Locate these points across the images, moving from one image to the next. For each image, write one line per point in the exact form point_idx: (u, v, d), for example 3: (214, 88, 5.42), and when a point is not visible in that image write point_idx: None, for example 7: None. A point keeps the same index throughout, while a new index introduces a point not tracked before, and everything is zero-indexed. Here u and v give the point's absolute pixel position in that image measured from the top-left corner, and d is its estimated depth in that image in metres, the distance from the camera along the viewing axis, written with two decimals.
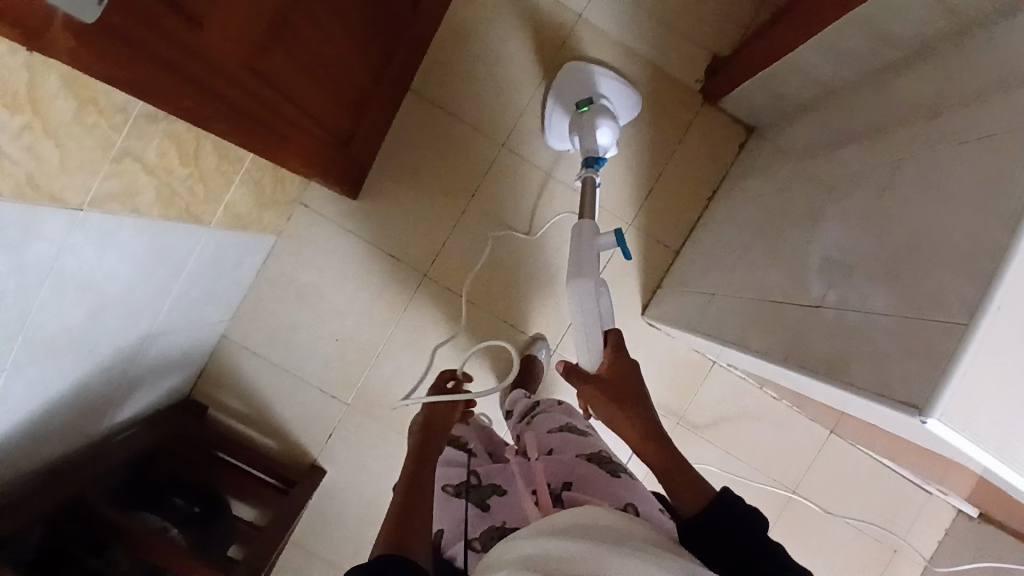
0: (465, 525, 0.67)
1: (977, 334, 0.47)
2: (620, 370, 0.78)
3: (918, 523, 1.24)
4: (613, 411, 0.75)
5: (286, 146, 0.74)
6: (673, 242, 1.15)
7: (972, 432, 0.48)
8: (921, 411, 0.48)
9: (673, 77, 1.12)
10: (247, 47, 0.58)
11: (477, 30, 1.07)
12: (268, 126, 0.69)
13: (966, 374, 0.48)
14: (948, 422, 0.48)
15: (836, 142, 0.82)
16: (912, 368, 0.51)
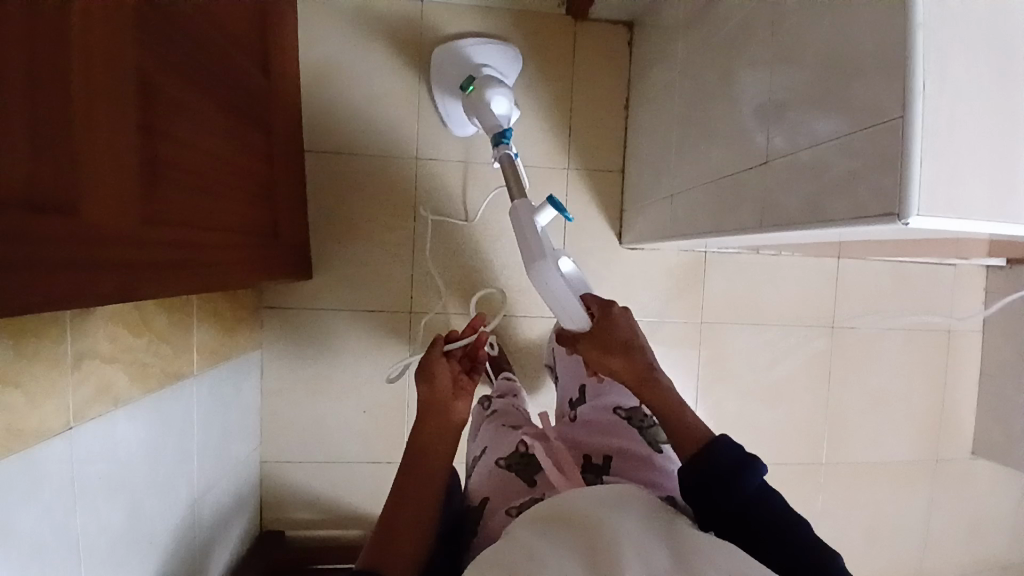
0: (510, 496, 0.69)
1: (917, 118, 0.47)
2: (616, 322, 0.78)
3: (951, 297, 1.28)
4: (611, 360, 0.77)
5: (221, 269, 0.73)
6: (614, 164, 1.14)
7: (955, 208, 0.49)
8: (899, 214, 0.48)
9: (539, 16, 1.10)
10: (133, 203, 0.56)
11: (340, 66, 1.05)
12: (196, 260, 0.67)
13: (924, 160, 0.48)
14: (928, 212, 0.48)
15: (713, 3, 0.81)
16: (876, 180, 0.51)
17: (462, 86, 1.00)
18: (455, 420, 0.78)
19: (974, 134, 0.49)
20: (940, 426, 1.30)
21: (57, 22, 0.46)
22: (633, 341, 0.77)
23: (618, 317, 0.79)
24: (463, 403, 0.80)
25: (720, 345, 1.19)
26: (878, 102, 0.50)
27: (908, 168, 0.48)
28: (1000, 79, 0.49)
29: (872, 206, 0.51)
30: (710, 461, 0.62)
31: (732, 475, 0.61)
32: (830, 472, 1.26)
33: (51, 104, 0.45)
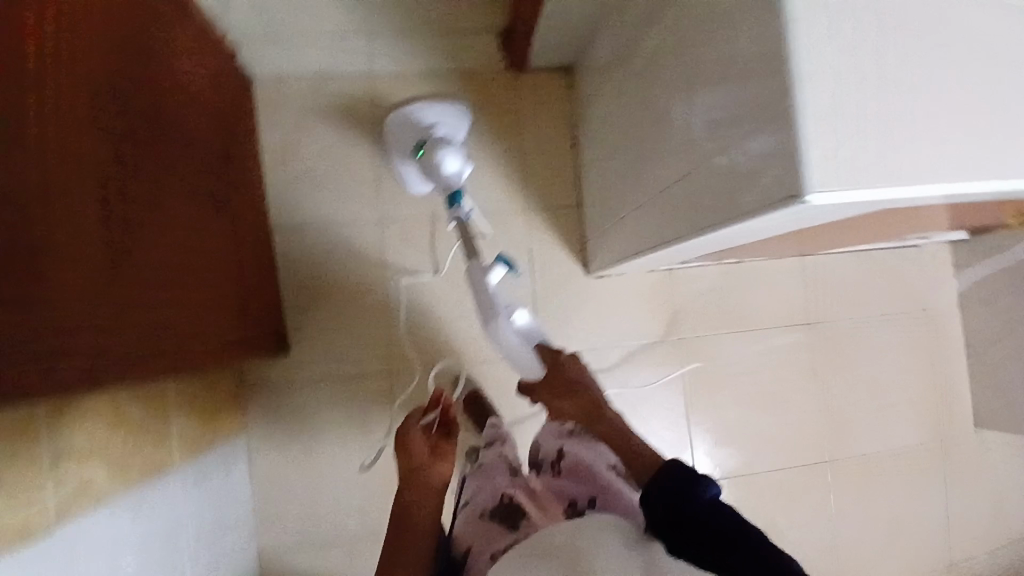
0: (493, 542, 0.68)
1: (803, 103, 0.50)
2: (565, 366, 0.85)
3: (921, 278, 1.31)
4: (563, 400, 0.83)
5: (179, 351, 0.73)
6: (572, 199, 1.19)
7: (853, 181, 0.51)
8: (798, 195, 0.51)
9: (478, 72, 1.16)
10: (97, 288, 0.57)
11: (296, 145, 1.10)
12: (155, 342, 0.67)
13: (815, 140, 0.50)
14: (826, 189, 0.50)
15: (634, 36, 0.86)
16: (774, 168, 0.53)
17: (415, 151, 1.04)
18: (436, 484, 0.76)
19: (858, 113, 0.51)
20: (938, 405, 1.30)
21: (27, 131, 0.49)
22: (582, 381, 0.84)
23: (568, 362, 0.86)
24: (443, 467, 0.78)
25: (703, 358, 1.21)
26: (767, 100, 0.54)
27: (802, 149, 0.50)
28: (883, 53, 0.51)
29: (773, 193, 0.54)
30: (661, 482, 0.62)
31: (685, 490, 0.61)
32: (837, 469, 1.25)
33: (25, 207, 0.48)
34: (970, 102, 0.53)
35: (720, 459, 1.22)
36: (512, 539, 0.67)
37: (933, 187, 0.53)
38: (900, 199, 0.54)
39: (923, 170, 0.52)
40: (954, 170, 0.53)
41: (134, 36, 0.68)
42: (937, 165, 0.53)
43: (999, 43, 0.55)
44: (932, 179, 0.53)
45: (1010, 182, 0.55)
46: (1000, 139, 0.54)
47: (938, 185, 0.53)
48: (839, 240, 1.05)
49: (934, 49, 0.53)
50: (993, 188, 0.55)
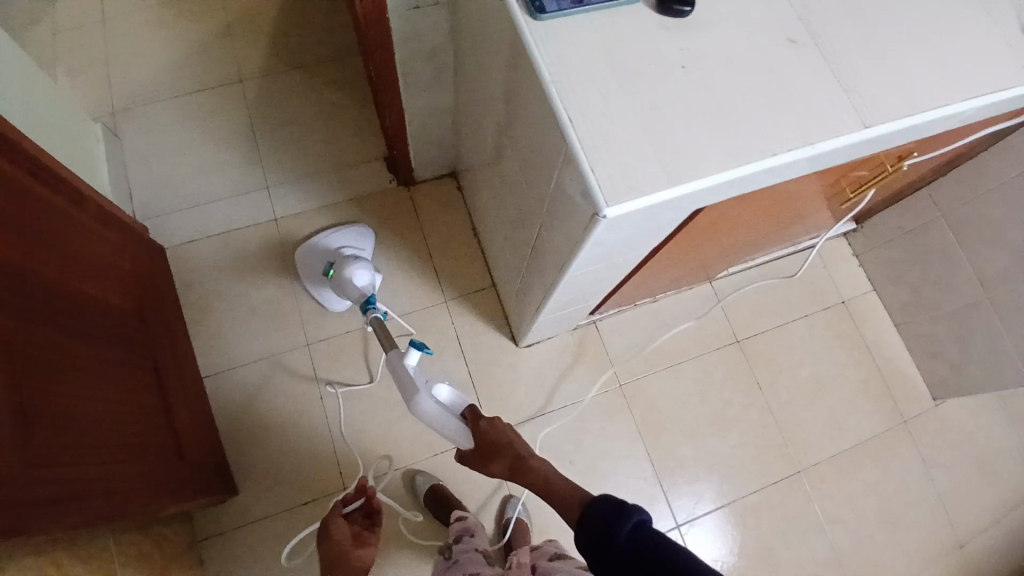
0: None
1: (575, 140, 0.59)
2: (490, 427, 0.82)
3: (830, 273, 1.38)
4: (493, 463, 0.82)
5: (105, 504, 0.76)
6: (484, 281, 1.26)
7: (637, 189, 0.58)
8: (597, 211, 0.58)
9: (373, 194, 1.28)
10: (12, 451, 0.62)
11: (217, 297, 1.18)
12: (71, 499, 0.70)
13: (594, 166, 0.58)
14: (616, 202, 0.57)
15: (481, 128, 0.99)
16: (579, 194, 0.62)
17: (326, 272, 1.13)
18: (356, 563, 0.85)
19: (623, 136, 0.60)
20: (888, 388, 1.33)
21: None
22: (508, 440, 0.81)
23: (489, 427, 0.82)
24: (363, 550, 0.87)
25: (648, 399, 1.24)
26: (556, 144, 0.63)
27: (585, 175, 0.58)
28: (630, 86, 0.62)
29: (586, 216, 0.61)
30: (587, 522, 0.67)
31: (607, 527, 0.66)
32: (812, 475, 1.25)
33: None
34: (719, 103, 0.63)
35: (695, 495, 1.21)
36: None
37: (716, 176, 0.60)
38: (694, 194, 0.61)
39: (696, 166, 0.60)
40: (726, 158, 0.61)
41: (30, 227, 0.77)
42: (711, 155, 0.60)
43: (730, 54, 0.66)
44: (710, 171, 0.60)
45: (788, 156, 0.62)
46: (758, 125, 0.63)
47: (719, 174, 0.60)
48: (725, 257, 1.13)
49: (671, 74, 0.63)
50: (776, 163, 0.62)
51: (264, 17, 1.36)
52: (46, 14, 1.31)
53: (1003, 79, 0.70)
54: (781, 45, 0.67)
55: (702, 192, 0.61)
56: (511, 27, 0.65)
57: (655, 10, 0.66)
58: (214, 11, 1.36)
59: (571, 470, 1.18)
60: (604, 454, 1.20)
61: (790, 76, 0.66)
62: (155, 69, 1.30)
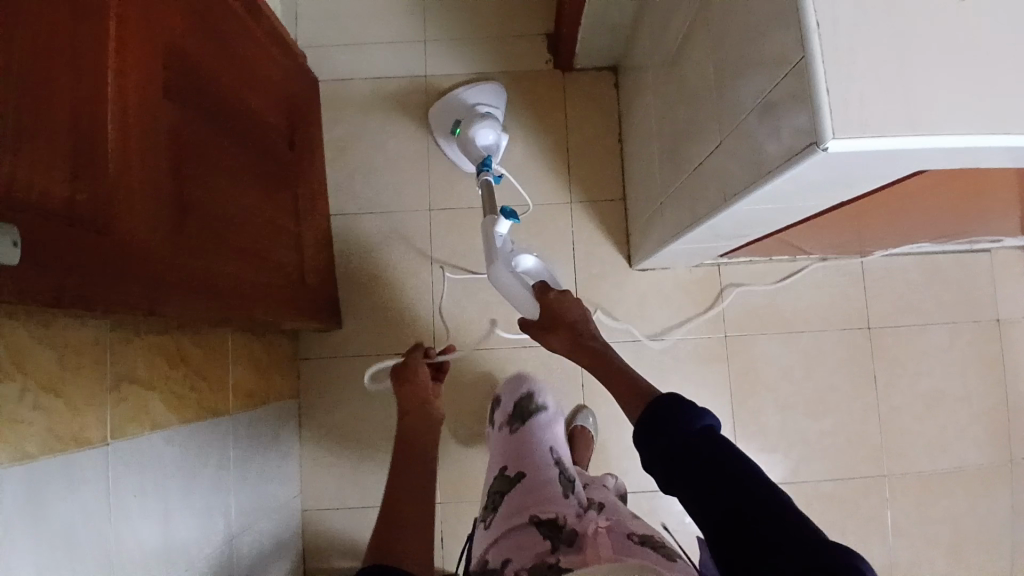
0: (529, 552, 0.65)
1: (815, 54, 0.51)
2: (560, 304, 0.88)
3: (996, 285, 1.22)
4: (555, 338, 0.88)
5: (245, 301, 0.83)
6: (615, 193, 1.20)
7: (869, 128, 0.50)
8: (818, 141, 0.51)
9: (526, 72, 1.22)
10: (164, 231, 0.67)
11: (357, 139, 1.19)
12: (217, 288, 0.76)
13: (830, 88, 0.50)
14: (842, 135, 0.50)
15: (670, 24, 0.88)
16: (793, 119, 0.54)
17: (453, 128, 1.12)
18: (435, 414, 0.94)
19: (874, 62, 0.51)
20: (1012, 425, 1.20)
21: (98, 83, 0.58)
22: (576, 319, 0.88)
23: (557, 301, 0.88)
24: (440, 400, 0.96)
25: (746, 357, 1.18)
26: (784, 54, 0.55)
27: (815, 97, 0.51)
28: (894, 5, 0.52)
29: (798, 143, 0.54)
30: (650, 417, 0.63)
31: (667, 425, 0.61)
32: (895, 483, 1.18)
33: (88, 148, 0.57)
34: (996, 50, 0.52)
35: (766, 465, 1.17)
36: (543, 555, 0.63)
37: (958, 138, 0.51)
38: (921, 152, 0.53)
39: (942, 120, 0.51)
40: (979, 120, 0.51)
41: (205, 21, 0.80)
42: (965, 115, 0.51)
43: None
44: (954, 130, 0.51)
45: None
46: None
47: (961, 137, 0.52)
48: (887, 235, 1.01)
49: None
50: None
51: None
52: None
53: None
54: None
55: (932, 152, 0.53)
56: None
57: None
58: None
59: None
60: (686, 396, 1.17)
61: None
62: None
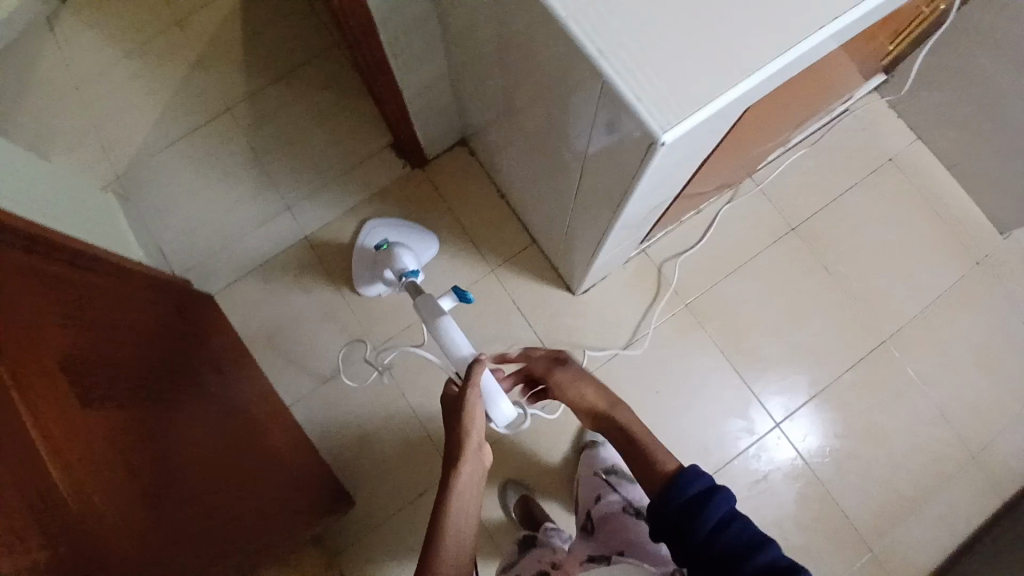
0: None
1: (611, 74, 0.54)
2: (571, 379, 0.87)
3: (870, 133, 1.31)
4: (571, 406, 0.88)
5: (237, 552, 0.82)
6: (525, 240, 1.24)
7: (690, 106, 0.54)
8: (654, 140, 0.54)
9: (391, 184, 1.26)
10: (144, 530, 0.66)
11: (277, 326, 1.20)
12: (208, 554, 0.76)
13: (638, 95, 0.54)
14: (670, 125, 0.53)
15: (486, 88, 0.94)
16: (625, 130, 0.58)
17: (378, 246, 1.13)
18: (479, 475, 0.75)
19: (663, 52, 0.55)
20: (957, 235, 1.27)
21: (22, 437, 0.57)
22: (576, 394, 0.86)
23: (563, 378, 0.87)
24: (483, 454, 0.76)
25: (715, 310, 1.22)
26: (584, 83, 0.60)
27: (632, 107, 0.54)
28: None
29: (643, 145, 0.57)
30: (674, 504, 0.67)
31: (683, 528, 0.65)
32: (897, 340, 1.23)
33: (43, 494, 0.55)
34: None
35: (789, 391, 1.20)
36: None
37: (765, 68, 0.55)
38: (745, 93, 0.56)
39: (742, 60, 0.55)
40: (773, 45, 0.55)
41: (84, 315, 0.80)
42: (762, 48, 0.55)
43: None
44: (757, 66, 0.55)
45: (842, 19, 0.56)
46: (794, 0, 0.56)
47: (768, 62, 0.55)
48: (762, 148, 1.07)
49: None
50: (824, 37, 0.56)
51: (230, 36, 1.31)
52: (24, 97, 1.30)
53: None
54: None
55: (754, 87, 0.56)
56: None
57: None
58: (180, 45, 1.31)
59: (660, 400, 1.18)
60: (687, 375, 1.19)
61: None
62: (145, 119, 1.28)
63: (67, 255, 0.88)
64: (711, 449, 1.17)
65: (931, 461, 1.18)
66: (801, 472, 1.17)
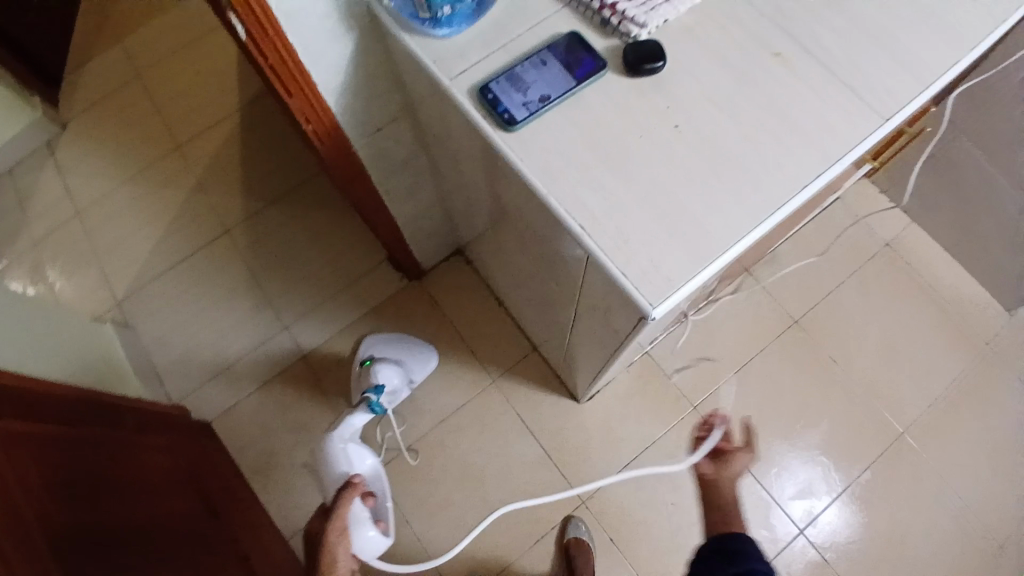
0: None
1: (594, 251, 0.54)
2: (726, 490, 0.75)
3: (864, 220, 1.31)
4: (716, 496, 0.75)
5: None
6: (524, 348, 1.22)
7: (677, 281, 0.53)
8: (644, 316, 0.53)
9: (389, 298, 1.26)
10: None
11: (277, 451, 1.17)
12: None
13: (624, 271, 0.53)
14: (659, 301, 0.52)
15: (478, 215, 0.95)
16: (615, 298, 0.57)
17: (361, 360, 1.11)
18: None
19: (645, 227, 0.55)
20: (966, 317, 1.25)
21: None
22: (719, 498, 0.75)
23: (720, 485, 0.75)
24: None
25: (723, 411, 1.20)
26: (571, 250, 0.60)
27: (618, 284, 0.53)
28: (631, 171, 0.57)
29: (634, 315, 0.56)
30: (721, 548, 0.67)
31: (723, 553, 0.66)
32: (915, 432, 1.19)
33: None
34: (730, 152, 0.57)
35: (806, 492, 1.15)
36: None
37: (752, 234, 0.54)
38: (736, 255, 0.55)
39: (726, 231, 0.54)
40: (756, 211, 0.55)
41: (77, 481, 0.77)
42: (745, 217, 0.55)
43: (721, 91, 0.59)
44: (743, 232, 0.54)
45: (821, 180, 0.56)
46: (774, 159, 0.57)
47: (753, 230, 0.55)
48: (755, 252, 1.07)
49: (664, 139, 0.58)
50: (810, 194, 0.56)
51: (229, 160, 1.35)
52: (26, 227, 1.32)
53: (1008, 8, 0.62)
54: (769, 61, 0.61)
55: (743, 250, 0.56)
56: (486, 148, 0.62)
57: (623, 73, 0.60)
58: (179, 169, 1.35)
59: (674, 512, 1.14)
60: None
61: (790, 96, 0.59)
62: (145, 244, 1.30)
63: (59, 411, 0.86)
64: None
65: (964, 560, 1.12)
66: None
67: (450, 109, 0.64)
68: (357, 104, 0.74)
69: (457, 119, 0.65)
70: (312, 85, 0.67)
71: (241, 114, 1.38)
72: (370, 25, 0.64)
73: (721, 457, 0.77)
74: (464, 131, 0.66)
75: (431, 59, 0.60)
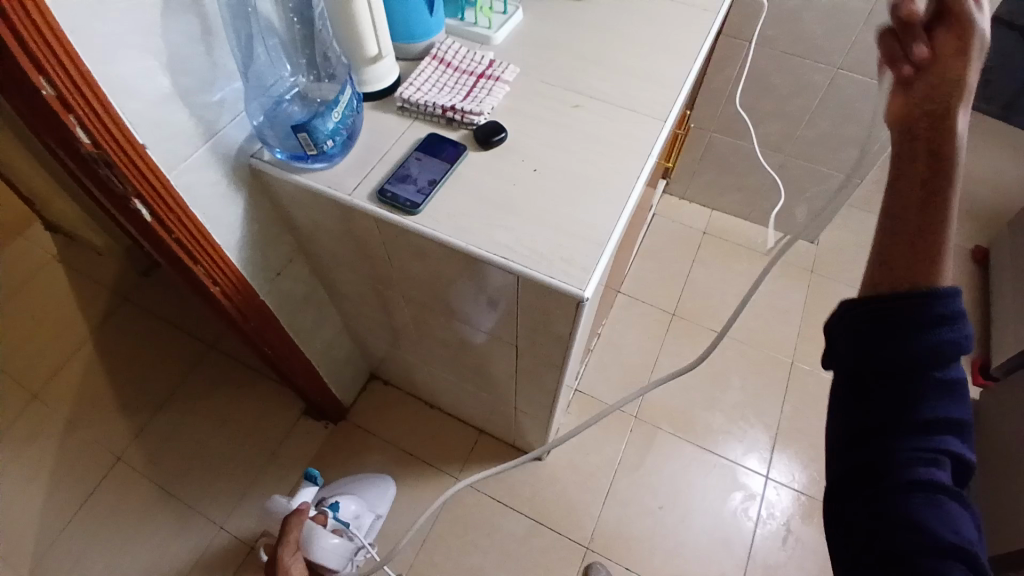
0: None
1: (522, 271, 0.65)
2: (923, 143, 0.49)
3: (680, 221, 1.60)
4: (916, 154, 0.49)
5: None
6: (470, 435, 1.26)
7: (590, 265, 0.65)
8: (580, 301, 0.63)
9: (322, 448, 1.22)
10: None
11: None
12: None
13: (550, 275, 0.64)
14: (586, 285, 0.63)
15: (386, 323, 1.01)
16: (551, 305, 0.67)
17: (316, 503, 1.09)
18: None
19: (549, 239, 0.67)
20: (784, 260, 1.55)
21: None
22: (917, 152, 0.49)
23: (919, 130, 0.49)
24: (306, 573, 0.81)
25: (656, 409, 1.32)
26: (500, 286, 0.70)
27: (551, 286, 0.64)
28: (520, 208, 0.69)
29: (571, 310, 0.67)
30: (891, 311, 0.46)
31: (879, 319, 0.46)
32: (799, 357, 1.40)
33: None
34: (580, 171, 0.73)
35: (753, 442, 1.29)
36: None
37: (624, 215, 0.69)
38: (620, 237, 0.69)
39: (606, 220, 0.68)
40: (619, 200, 0.70)
41: None
42: (613, 206, 0.70)
43: (553, 136, 0.76)
44: (617, 216, 0.69)
45: (649, 166, 0.73)
46: (612, 164, 0.73)
47: (623, 212, 0.69)
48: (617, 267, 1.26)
49: (531, 179, 0.72)
50: (647, 177, 0.73)
51: (99, 388, 1.27)
52: None
53: (704, 33, 0.89)
54: (574, 107, 0.79)
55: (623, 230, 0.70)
56: (396, 238, 0.71)
57: (480, 149, 0.74)
58: (42, 419, 1.23)
59: (665, 514, 1.20)
60: (671, 477, 1.24)
61: (600, 124, 0.78)
62: (31, 505, 1.14)
63: None
64: (729, 531, 1.19)
65: None
66: (809, 506, 1.22)
67: (350, 220, 0.73)
68: (256, 254, 0.81)
69: (359, 228, 0.74)
70: (216, 245, 0.73)
71: (97, 342, 1.33)
72: (253, 180, 0.74)
73: (935, 77, 0.49)
74: (367, 236, 0.75)
75: (323, 184, 0.70)
